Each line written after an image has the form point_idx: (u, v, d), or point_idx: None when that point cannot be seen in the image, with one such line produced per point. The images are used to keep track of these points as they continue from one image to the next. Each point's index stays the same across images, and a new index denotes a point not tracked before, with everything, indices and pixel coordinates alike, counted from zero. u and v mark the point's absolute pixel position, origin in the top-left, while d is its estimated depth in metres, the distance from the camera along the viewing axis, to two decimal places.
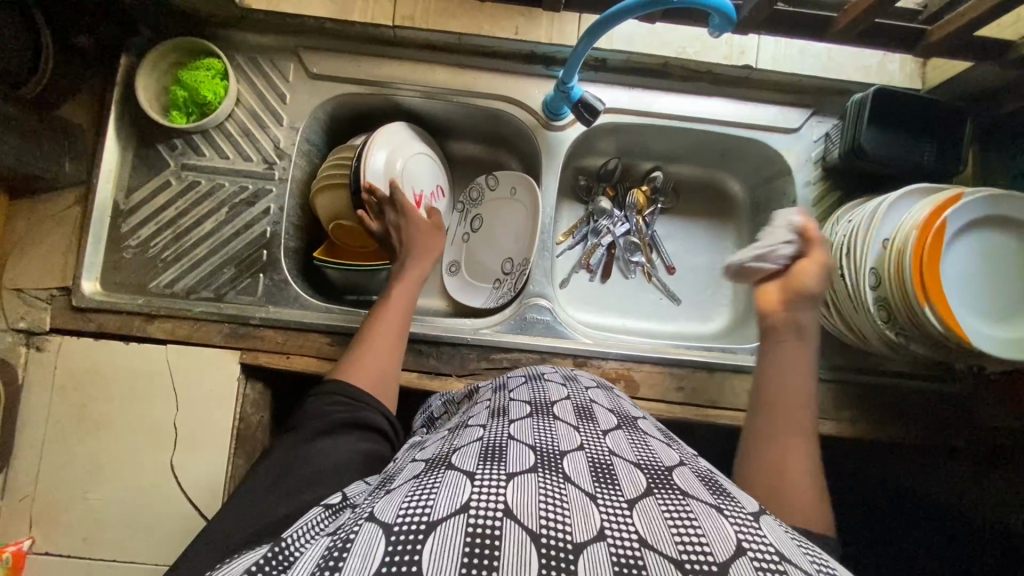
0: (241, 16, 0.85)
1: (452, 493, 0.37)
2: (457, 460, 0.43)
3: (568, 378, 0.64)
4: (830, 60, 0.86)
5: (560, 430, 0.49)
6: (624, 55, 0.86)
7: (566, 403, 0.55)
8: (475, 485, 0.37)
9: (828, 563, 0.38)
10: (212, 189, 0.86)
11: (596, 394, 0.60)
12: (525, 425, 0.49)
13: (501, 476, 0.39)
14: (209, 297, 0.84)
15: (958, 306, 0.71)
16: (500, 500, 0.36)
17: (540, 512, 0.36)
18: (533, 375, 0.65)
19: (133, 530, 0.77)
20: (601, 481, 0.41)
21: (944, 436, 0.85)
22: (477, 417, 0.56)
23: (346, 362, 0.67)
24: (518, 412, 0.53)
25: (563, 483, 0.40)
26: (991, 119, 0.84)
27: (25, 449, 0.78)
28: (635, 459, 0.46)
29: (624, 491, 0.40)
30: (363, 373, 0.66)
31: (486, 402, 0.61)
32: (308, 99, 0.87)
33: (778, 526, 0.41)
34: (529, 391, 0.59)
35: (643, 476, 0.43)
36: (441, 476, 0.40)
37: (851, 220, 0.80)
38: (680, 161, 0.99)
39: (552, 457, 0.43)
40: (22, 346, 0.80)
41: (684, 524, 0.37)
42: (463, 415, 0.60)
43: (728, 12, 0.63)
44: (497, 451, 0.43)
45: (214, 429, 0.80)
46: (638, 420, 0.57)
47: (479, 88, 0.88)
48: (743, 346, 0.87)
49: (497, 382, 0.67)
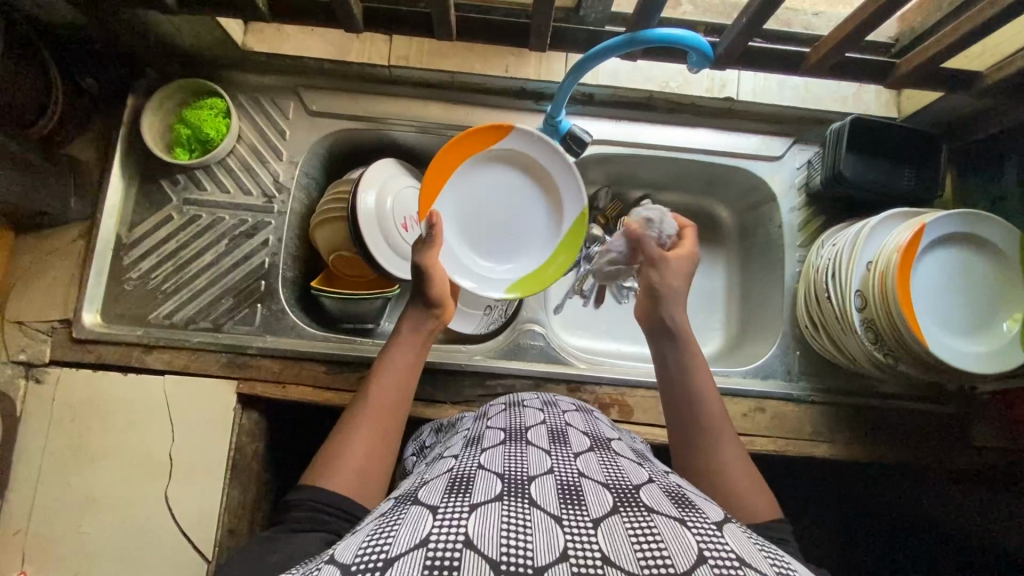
0: (244, 58, 0.89)
1: (413, 530, 0.39)
2: (423, 495, 0.45)
3: (547, 404, 0.67)
4: (808, 92, 0.90)
5: (531, 456, 0.51)
6: (610, 90, 0.89)
7: (540, 429, 0.58)
8: (437, 518, 0.39)
9: (786, 563, 0.40)
10: (212, 222, 0.88)
11: (572, 418, 0.63)
12: (496, 455, 0.51)
13: (464, 507, 0.41)
14: (207, 327, 0.85)
15: (943, 329, 0.74)
16: (461, 532, 0.38)
17: (501, 540, 0.37)
18: (513, 403, 0.67)
19: (126, 563, 0.77)
20: (567, 502, 0.43)
21: (939, 456, 0.85)
22: (453, 447, 0.58)
23: (319, 464, 0.60)
24: (491, 441, 0.55)
25: (528, 508, 0.42)
26: (966, 145, 0.86)
27: (21, 483, 0.78)
28: (603, 479, 0.48)
29: (589, 511, 0.42)
30: (336, 478, 0.58)
31: (464, 432, 0.64)
32: (307, 136, 0.90)
33: (741, 534, 0.43)
34: (506, 418, 0.62)
35: (610, 495, 0.45)
36: (406, 512, 0.42)
37: (833, 245, 0.82)
38: (669, 190, 1.02)
39: (519, 483, 0.45)
40: (21, 378, 0.81)
41: (647, 539, 0.39)
42: (443, 446, 0.63)
43: (705, 50, 0.67)
44: (464, 482, 0.45)
45: (209, 459, 0.80)
46: (611, 441, 0.60)
47: (472, 122, 0.91)
48: (736, 369, 0.88)
49: (477, 412, 0.70)
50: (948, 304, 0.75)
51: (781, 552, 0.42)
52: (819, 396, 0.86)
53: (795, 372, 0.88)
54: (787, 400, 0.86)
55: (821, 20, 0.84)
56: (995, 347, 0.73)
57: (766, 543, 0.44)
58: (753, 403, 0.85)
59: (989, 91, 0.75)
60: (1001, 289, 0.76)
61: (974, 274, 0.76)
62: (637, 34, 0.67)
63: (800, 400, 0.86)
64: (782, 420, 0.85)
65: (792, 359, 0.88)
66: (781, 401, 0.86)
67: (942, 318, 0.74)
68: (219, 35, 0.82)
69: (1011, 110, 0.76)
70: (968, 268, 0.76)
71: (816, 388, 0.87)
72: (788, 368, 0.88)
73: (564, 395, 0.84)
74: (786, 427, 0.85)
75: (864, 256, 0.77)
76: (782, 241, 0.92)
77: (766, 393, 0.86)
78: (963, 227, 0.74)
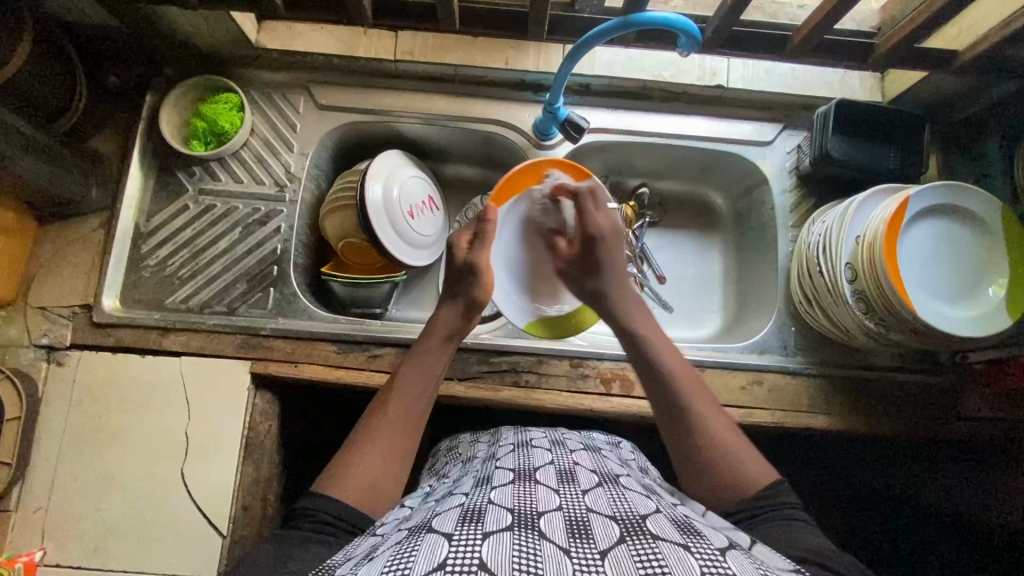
0: (257, 55, 0.93)
1: (430, 553, 0.42)
2: (436, 524, 0.48)
3: (555, 443, 0.70)
4: (796, 78, 0.95)
5: (540, 494, 0.54)
6: (605, 81, 0.94)
7: (549, 470, 0.61)
8: (451, 545, 0.42)
9: None
10: (227, 211, 0.92)
11: (579, 457, 0.66)
12: (506, 493, 0.54)
13: (477, 534, 0.44)
14: (221, 311, 0.88)
15: (934, 298, 0.77)
16: (474, 557, 0.41)
17: (513, 564, 0.40)
18: (522, 442, 0.71)
19: (143, 539, 0.79)
20: (576, 535, 0.46)
21: (934, 426, 0.87)
22: (464, 486, 0.61)
23: (335, 469, 0.61)
24: (501, 481, 0.58)
25: (537, 539, 0.44)
26: (949, 125, 0.90)
27: (41, 463, 0.81)
28: (612, 513, 0.50)
29: (597, 542, 0.44)
30: (349, 484, 0.59)
31: (474, 472, 0.67)
32: (317, 129, 0.94)
33: (743, 558, 0.45)
34: (515, 459, 0.65)
35: (618, 527, 0.47)
36: (421, 539, 0.45)
37: (823, 223, 0.86)
38: (664, 178, 1.06)
39: (529, 518, 0.48)
40: (43, 361, 0.84)
41: (652, 563, 0.41)
42: (452, 483, 0.66)
43: (693, 32, 0.71)
44: (475, 514, 0.48)
45: (225, 437, 0.83)
46: (619, 477, 0.63)
47: (475, 114, 0.95)
48: (734, 346, 0.91)
49: (488, 451, 0.73)
50: (938, 273, 0.78)
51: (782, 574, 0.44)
52: (816, 369, 0.88)
53: (791, 348, 0.91)
54: (784, 373, 0.88)
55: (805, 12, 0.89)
56: (985, 313, 0.76)
57: (772, 568, 0.45)
58: (751, 377, 0.88)
59: (966, 69, 0.79)
60: (986, 255, 0.78)
61: (958, 242, 0.79)
62: (628, 18, 0.71)
63: (797, 374, 0.88)
64: (780, 392, 0.87)
65: (788, 335, 0.91)
66: (778, 375, 0.88)
67: (931, 285, 0.77)
68: (233, 32, 0.87)
69: (991, 87, 0.80)
70: (953, 237, 0.79)
71: (812, 362, 0.89)
72: (784, 343, 0.91)
73: (567, 371, 0.87)
74: (784, 399, 0.87)
75: (851, 234, 0.81)
76: (775, 224, 0.95)
77: (763, 367, 0.88)
78: (947, 201, 0.78)
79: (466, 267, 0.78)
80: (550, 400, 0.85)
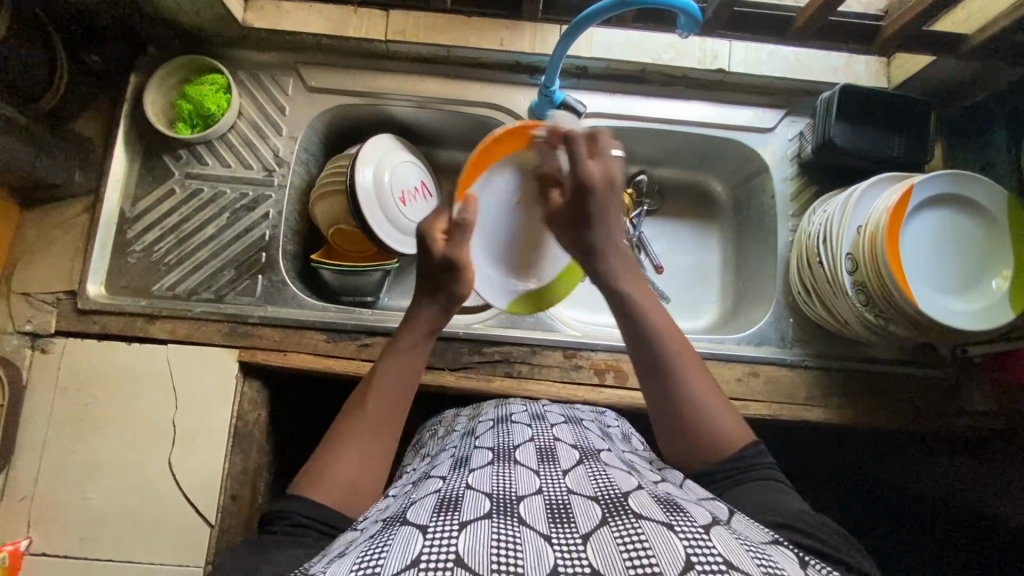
0: (243, 35, 0.90)
1: (404, 549, 0.40)
2: (411, 515, 0.46)
3: (535, 418, 0.69)
4: (798, 63, 0.91)
5: (519, 476, 0.52)
6: (603, 63, 0.90)
7: (528, 449, 0.59)
8: (426, 538, 0.40)
9: (773, 562, 0.41)
10: (214, 196, 0.90)
11: (560, 432, 0.64)
12: (484, 474, 0.52)
13: (453, 525, 0.42)
14: (209, 299, 0.87)
15: (936, 288, 0.75)
16: (451, 551, 0.39)
17: (490, 557, 0.39)
18: (502, 418, 0.70)
19: (131, 528, 0.78)
20: (556, 519, 0.44)
21: (933, 420, 0.86)
22: (442, 467, 0.60)
23: (313, 469, 0.60)
24: (479, 461, 0.56)
25: (517, 527, 0.43)
26: (956, 112, 0.88)
27: (27, 451, 0.80)
28: (593, 492, 0.48)
29: (578, 527, 0.43)
30: (326, 487, 0.58)
31: (453, 451, 0.65)
32: (306, 111, 0.92)
33: (728, 536, 0.43)
34: (494, 437, 0.64)
35: (600, 507, 0.45)
36: (394, 533, 0.43)
37: (825, 211, 0.84)
38: (663, 165, 1.04)
39: (508, 502, 0.46)
40: (27, 348, 0.83)
41: (635, 547, 0.40)
42: (430, 464, 0.65)
43: (693, 11, 0.68)
44: (452, 501, 0.46)
45: (212, 426, 0.81)
46: (601, 452, 0.60)
47: (469, 97, 0.93)
48: (730, 337, 0.89)
49: (467, 428, 0.72)
50: (941, 263, 0.76)
51: (765, 548, 0.43)
52: (813, 361, 0.87)
53: (788, 339, 0.89)
54: (781, 365, 0.87)
55: None
56: (987, 305, 0.74)
57: (752, 540, 0.45)
58: (747, 368, 0.86)
59: (974, 53, 0.76)
60: (989, 246, 0.76)
61: (963, 232, 0.77)
62: None
63: (794, 365, 0.87)
64: (776, 385, 0.86)
65: (786, 326, 0.90)
66: (775, 367, 0.87)
67: (933, 276, 0.75)
68: (219, 10, 0.84)
69: (999, 73, 0.78)
70: (958, 227, 0.77)
71: (809, 354, 0.88)
72: (781, 335, 0.89)
73: (560, 362, 0.85)
74: (781, 392, 0.86)
75: (854, 222, 0.79)
76: (775, 212, 0.93)
77: (760, 359, 0.87)
78: (955, 189, 0.75)
79: (439, 266, 0.73)
80: (542, 391, 0.84)
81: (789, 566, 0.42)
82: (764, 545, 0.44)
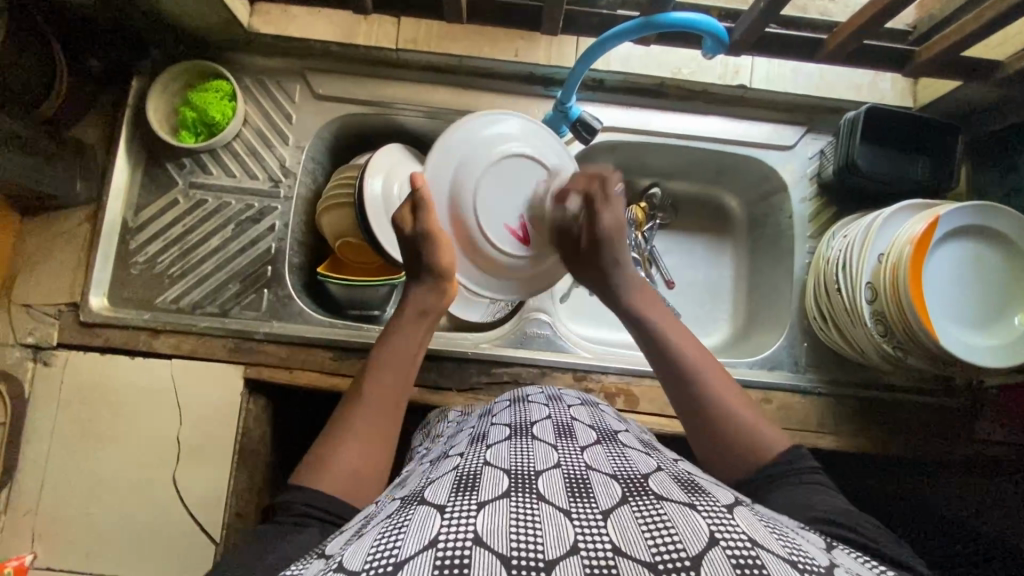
0: (249, 39, 0.87)
1: (420, 531, 0.37)
2: (430, 494, 0.44)
3: (551, 399, 0.66)
4: (822, 78, 0.88)
5: (538, 451, 0.50)
6: (621, 76, 0.87)
7: (545, 424, 0.57)
8: (444, 519, 0.38)
9: (804, 552, 0.39)
10: (218, 207, 0.88)
11: (577, 412, 0.61)
12: (501, 450, 0.50)
13: (471, 505, 0.40)
14: (213, 313, 0.85)
15: (960, 323, 0.73)
16: (470, 530, 0.37)
17: (510, 535, 0.37)
18: (517, 399, 0.66)
19: (135, 545, 0.78)
20: (576, 497, 0.42)
21: (944, 449, 0.85)
22: (458, 445, 0.58)
23: (316, 459, 0.58)
24: (497, 437, 0.54)
25: (535, 503, 0.41)
26: (982, 136, 0.86)
27: (27, 467, 0.78)
28: (611, 471, 0.47)
29: (598, 504, 0.41)
30: (334, 475, 0.56)
31: (469, 429, 0.63)
32: (314, 120, 0.89)
33: (752, 517, 0.41)
34: (511, 414, 0.61)
35: (618, 485, 0.44)
36: (411, 513, 0.41)
37: (845, 236, 0.81)
38: (677, 178, 1.01)
39: (526, 479, 0.44)
40: (29, 361, 0.81)
41: (657, 527, 0.38)
42: (446, 443, 0.63)
43: (720, 33, 0.66)
44: (470, 480, 0.44)
45: (217, 443, 0.80)
46: (618, 433, 0.58)
47: (481, 108, 0.90)
48: (743, 361, 0.88)
49: (484, 408, 0.69)
50: (964, 297, 0.74)
51: (792, 532, 0.41)
52: (826, 388, 0.86)
53: (802, 364, 0.88)
54: (794, 392, 0.86)
55: (838, 6, 0.85)
56: (1012, 344, 0.72)
57: (778, 525, 0.43)
58: (759, 395, 0.85)
59: (1008, 80, 0.75)
60: (1012, 282, 0.75)
61: (988, 266, 0.75)
62: (651, 18, 0.66)
63: (806, 392, 0.86)
64: (788, 411, 0.85)
65: (800, 351, 0.88)
66: (788, 393, 0.85)
67: (955, 308, 0.74)
68: (225, 15, 0.81)
69: None
70: (983, 259, 0.75)
71: (822, 380, 0.87)
72: (795, 360, 0.88)
73: (570, 384, 0.84)
74: (793, 418, 0.84)
75: (874, 250, 0.76)
76: (792, 234, 0.91)
77: (773, 385, 0.86)
78: (986, 223, 0.74)
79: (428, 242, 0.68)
80: None
81: (817, 552, 0.40)
82: (790, 531, 0.43)
